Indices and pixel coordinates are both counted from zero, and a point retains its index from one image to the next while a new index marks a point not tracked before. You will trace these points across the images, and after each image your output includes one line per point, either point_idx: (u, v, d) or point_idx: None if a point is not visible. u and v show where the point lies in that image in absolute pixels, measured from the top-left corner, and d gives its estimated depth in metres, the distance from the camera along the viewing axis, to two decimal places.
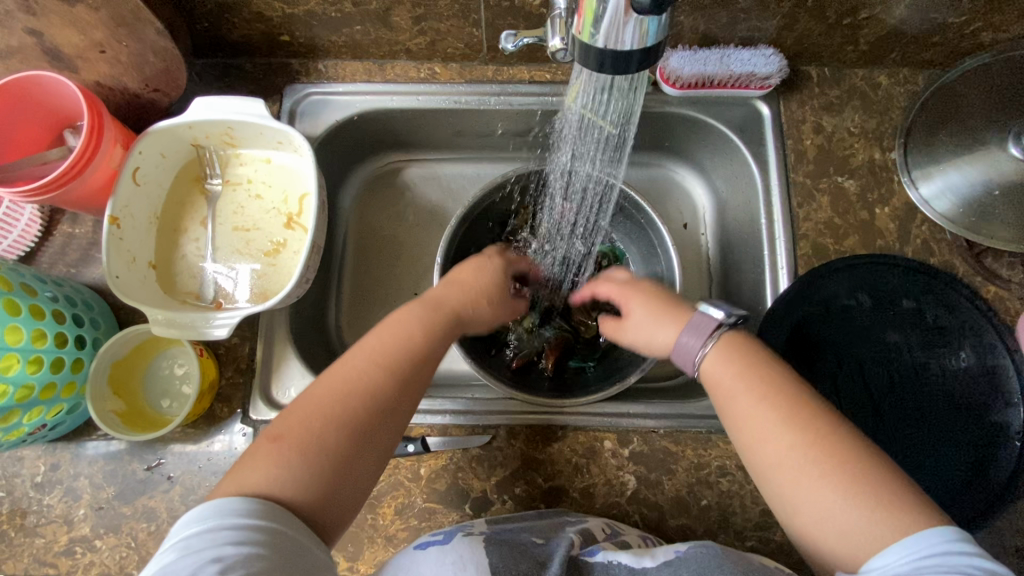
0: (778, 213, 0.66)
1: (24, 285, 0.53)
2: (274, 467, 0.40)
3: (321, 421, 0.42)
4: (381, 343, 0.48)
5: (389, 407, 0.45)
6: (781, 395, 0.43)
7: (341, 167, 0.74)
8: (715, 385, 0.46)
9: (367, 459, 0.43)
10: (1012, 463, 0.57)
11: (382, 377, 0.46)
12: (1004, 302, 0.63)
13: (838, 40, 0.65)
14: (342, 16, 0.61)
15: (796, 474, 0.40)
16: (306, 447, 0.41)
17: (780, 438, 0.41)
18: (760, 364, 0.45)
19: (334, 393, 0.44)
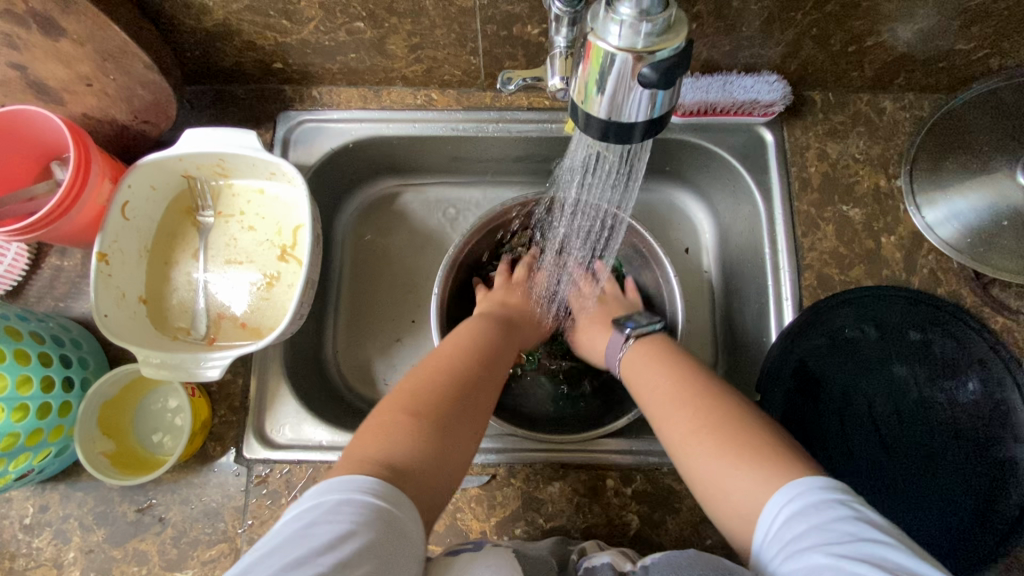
0: (783, 242, 0.65)
1: (9, 329, 0.52)
2: (388, 435, 0.45)
3: (421, 400, 0.49)
4: (461, 345, 0.56)
5: (472, 392, 0.51)
6: (685, 380, 0.52)
7: (336, 194, 0.73)
8: (633, 376, 0.57)
9: (460, 435, 0.48)
10: (1021, 502, 0.56)
11: (466, 370, 0.53)
12: (1013, 333, 0.62)
13: (843, 67, 0.63)
14: (336, 44, 0.60)
15: (696, 441, 0.47)
16: (425, 417, 0.47)
17: (680, 414, 0.49)
18: (672, 357, 0.55)
19: (428, 379, 0.51)
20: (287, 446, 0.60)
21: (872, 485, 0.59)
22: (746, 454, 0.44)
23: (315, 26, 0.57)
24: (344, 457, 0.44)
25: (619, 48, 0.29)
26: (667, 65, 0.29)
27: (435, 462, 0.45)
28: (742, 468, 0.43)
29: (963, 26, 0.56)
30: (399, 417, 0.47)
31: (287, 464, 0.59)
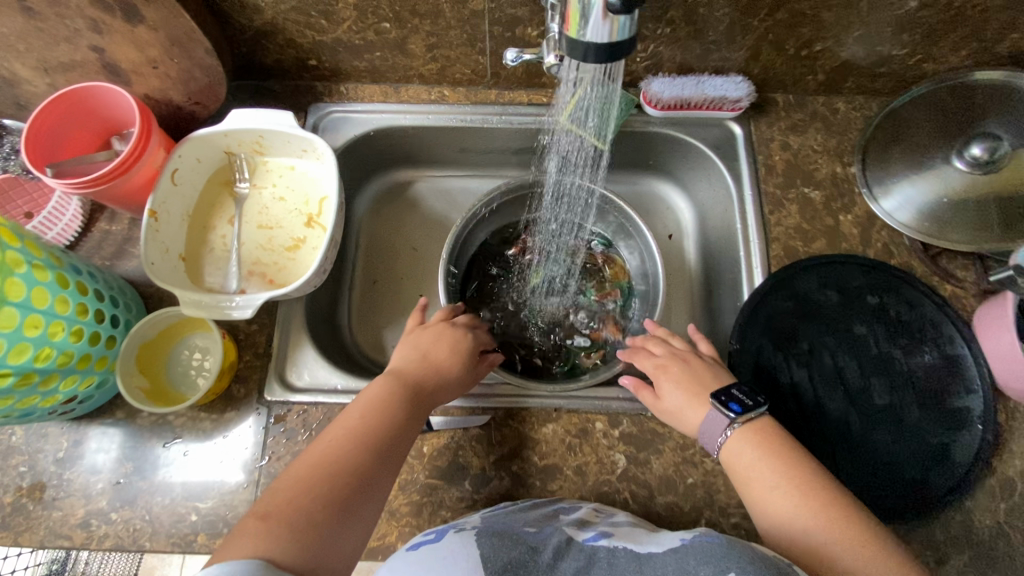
0: (752, 219, 0.73)
1: (58, 257, 0.55)
2: (269, 541, 0.43)
3: (311, 497, 0.47)
4: (351, 430, 0.53)
5: (358, 466, 0.50)
6: (799, 474, 0.52)
7: (357, 179, 0.82)
8: (743, 469, 0.54)
9: (342, 524, 0.47)
10: (974, 444, 0.63)
11: (351, 450, 0.52)
12: (959, 298, 0.69)
13: (799, 70, 0.73)
14: (365, 43, 0.70)
15: (811, 513, 0.50)
16: (287, 517, 0.45)
17: (804, 518, 0.49)
18: (781, 449, 0.54)
19: (314, 467, 0.49)
20: (305, 389, 0.65)
21: (840, 432, 0.64)
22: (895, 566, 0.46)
23: (348, 25, 0.67)
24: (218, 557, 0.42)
25: None
26: None
27: (305, 563, 0.43)
28: (888, 568, 0.46)
29: (894, 31, 0.66)
30: (253, 518, 0.45)
31: (304, 405, 0.65)
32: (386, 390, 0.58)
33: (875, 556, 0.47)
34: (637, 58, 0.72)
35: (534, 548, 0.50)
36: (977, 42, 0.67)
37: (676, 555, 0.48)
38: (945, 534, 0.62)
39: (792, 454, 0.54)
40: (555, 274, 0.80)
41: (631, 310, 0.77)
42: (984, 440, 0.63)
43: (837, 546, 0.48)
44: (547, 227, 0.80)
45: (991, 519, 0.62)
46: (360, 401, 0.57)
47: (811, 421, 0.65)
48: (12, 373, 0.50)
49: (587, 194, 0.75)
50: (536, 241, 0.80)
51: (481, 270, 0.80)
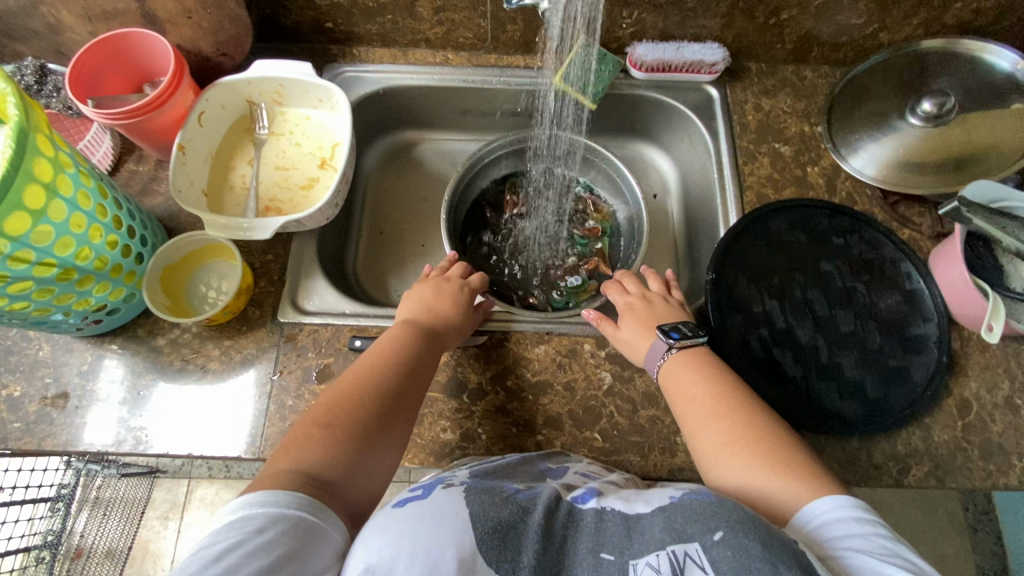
0: (727, 171, 0.80)
1: (97, 171, 0.60)
2: (313, 451, 0.49)
3: (350, 417, 0.53)
4: (372, 367, 0.58)
5: (388, 393, 0.56)
6: (724, 392, 0.57)
7: (366, 137, 0.89)
8: (676, 384, 0.60)
9: (379, 441, 0.53)
10: (931, 365, 0.69)
11: (380, 379, 0.57)
12: (916, 240, 0.76)
13: (768, 39, 0.82)
14: (378, 6, 0.78)
15: (718, 420, 0.55)
16: (337, 432, 0.51)
17: (716, 424, 0.55)
18: (714, 370, 0.59)
19: (340, 396, 0.55)
20: (316, 311, 0.71)
21: (809, 356, 0.70)
22: (781, 470, 0.50)
23: None
24: (265, 470, 0.47)
25: None
26: None
27: (350, 472, 0.49)
28: (774, 475, 0.49)
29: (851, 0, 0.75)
30: (305, 430, 0.51)
31: (315, 326, 0.70)
32: (404, 333, 0.63)
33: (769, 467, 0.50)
34: (623, 24, 0.79)
35: (525, 507, 0.47)
36: (925, 10, 0.76)
37: (664, 513, 0.46)
38: (906, 447, 0.66)
39: (726, 376, 0.59)
40: (548, 222, 0.87)
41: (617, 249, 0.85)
42: (940, 362, 0.69)
43: (731, 447, 0.52)
44: (536, 179, 0.87)
45: (950, 435, 0.67)
46: (382, 341, 0.62)
47: (782, 345, 0.71)
48: (57, 264, 0.54)
49: (571, 146, 0.84)
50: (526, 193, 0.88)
51: (479, 221, 0.86)
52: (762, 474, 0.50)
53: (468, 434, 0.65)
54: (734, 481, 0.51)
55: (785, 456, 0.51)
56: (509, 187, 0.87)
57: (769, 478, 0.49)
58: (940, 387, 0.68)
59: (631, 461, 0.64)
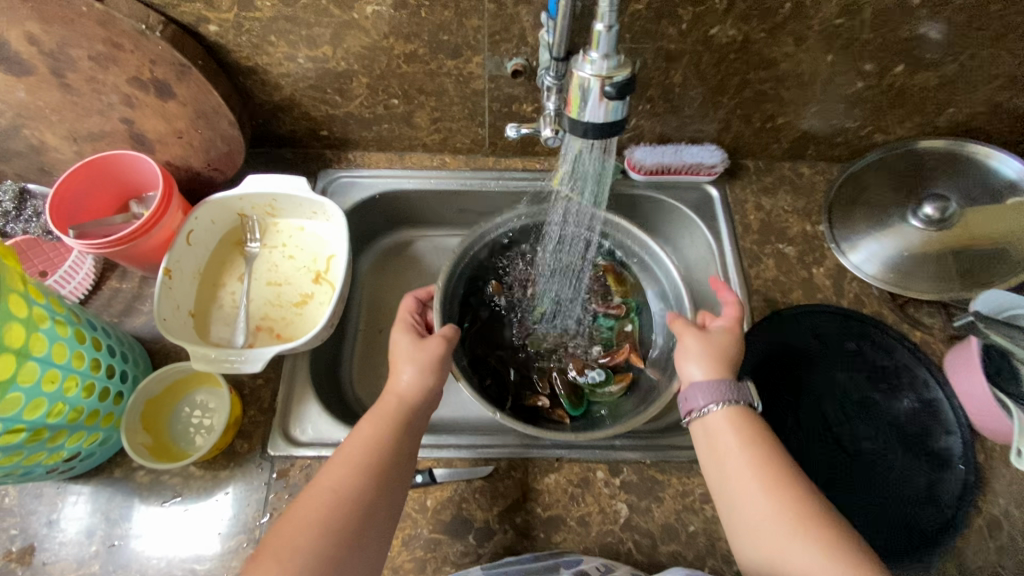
0: (733, 274, 0.78)
1: (75, 312, 0.57)
2: (289, 554, 0.48)
3: (327, 510, 0.51)
4: (353, 449, 0.56)
5: (376, 474, 0.54)
6: (764, 454, 0.53)
7: (360, 238, 0.86)
8: (713, 439, 0.56)
9: (367, 532, 0.52)
10: (958, 485, 0.66)
11: (365, 459, 0.55)
12: (929, 344, 0.74)
13: (765, 140, 0.82)
14: (374, 116, 0.77)
15: (759, 485, 0.52)
16: (314, 527, 0.50)
17: (752, 490, 0.52)
18: (752, 426, 0.55)
19: (324, 485, 0.53)
20: (309, 443, 0.66)
21: (832, 477, 0.67)
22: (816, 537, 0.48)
23: (360, 101, 0.74)
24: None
25: (593, 77, 0.40)
26: (623, 85, 0.40)
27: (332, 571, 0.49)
28: (811, 546, 0.47)
29: (846, 108, 0.75)
30: (286, 528, 0.50)
31: (308, 460, 0.65)
32: (387, 407, 0.60)
33: (807, 536, 0.48)
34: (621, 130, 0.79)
35: None
36: (919, 115, 0.76)
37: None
38: None
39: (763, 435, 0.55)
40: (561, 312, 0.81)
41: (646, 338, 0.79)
42: (967, 482, 0.66)
43: (772, 516, 0.50)
44: (548, 260, 0.81)
45: (984, 560, 0.64)
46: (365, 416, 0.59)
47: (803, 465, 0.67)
48: (26, 428, 0.50)
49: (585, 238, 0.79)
50: (539, 275, 0.81)
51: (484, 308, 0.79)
52: (792, 548, 0.48)
53: None
54: (766, 548, 0.50)
55: (819, 527, 0.48)
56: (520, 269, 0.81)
57: (804, 549, 0.47)
58: (970, 509, 0.65)
59: None
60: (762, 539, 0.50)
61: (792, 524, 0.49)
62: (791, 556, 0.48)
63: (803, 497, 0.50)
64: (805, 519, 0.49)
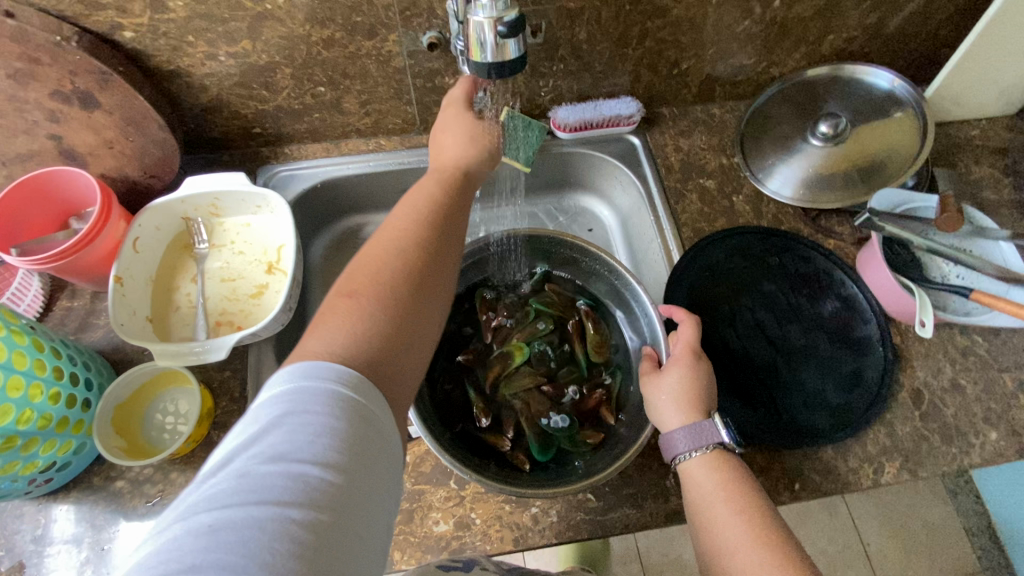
0: (662, 211, 0.85)
1: (31, 323, 0.58)
2: (350, 318, 0.47)
3: (381, 275, 0.51)
4: (405, 217, 0.57)
5: (420, 237, 0.56)
6: (753, 511, 0.52)
7: (309, 229, 0.89)
8: (698, 495, 0.55)
9: (428, 296, 0.53)
10: (880, 365, 0.73)
11: (404, 241, 0.55)
12: (841, 248, 0.82)
13: (674, 86, 0.88)
14: (303, 107, 0.79)
15: (750, 544, 0.49)
16: (373, 296, 0.50)
17: (741, 548, 0.49)
18: (738, 480, 0.54)
19: (368, 258, 0.53)
20: None
21: (773, 376, 0.73)
22: None
23: (287, 93, 0.76)
24: (300, 348, 0.45)
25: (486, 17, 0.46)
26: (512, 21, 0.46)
27: (391, 339, 0.48)
28: None
29: (738, 46, 0.83)
30: (340, 300, 0.49)
31: None
32: (428, 196, 0.60)
33: None
34: (541, 92, 0.84)
35: None
36: (804, 45, 0.84)
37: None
38: (876, 446, 0.70)
39: (752, 493, 0.53)
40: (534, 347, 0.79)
41: (621, 384, 0.76)
42: (888, 361, 0.73)
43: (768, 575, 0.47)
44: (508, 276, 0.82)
45: (911, 427, 0.71)
46: (401, 208, 0.59)
47: (746, 370, 0.74)
48: None
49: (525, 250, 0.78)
50: (508, 307, 0.82)
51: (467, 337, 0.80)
52: None
53: (462, 522, 0.63)
54: None
55: None
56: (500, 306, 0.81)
57: None
58: (893, 384, 0.72)
59: (627, 515, 0.65)
60: None
61: None
62: None
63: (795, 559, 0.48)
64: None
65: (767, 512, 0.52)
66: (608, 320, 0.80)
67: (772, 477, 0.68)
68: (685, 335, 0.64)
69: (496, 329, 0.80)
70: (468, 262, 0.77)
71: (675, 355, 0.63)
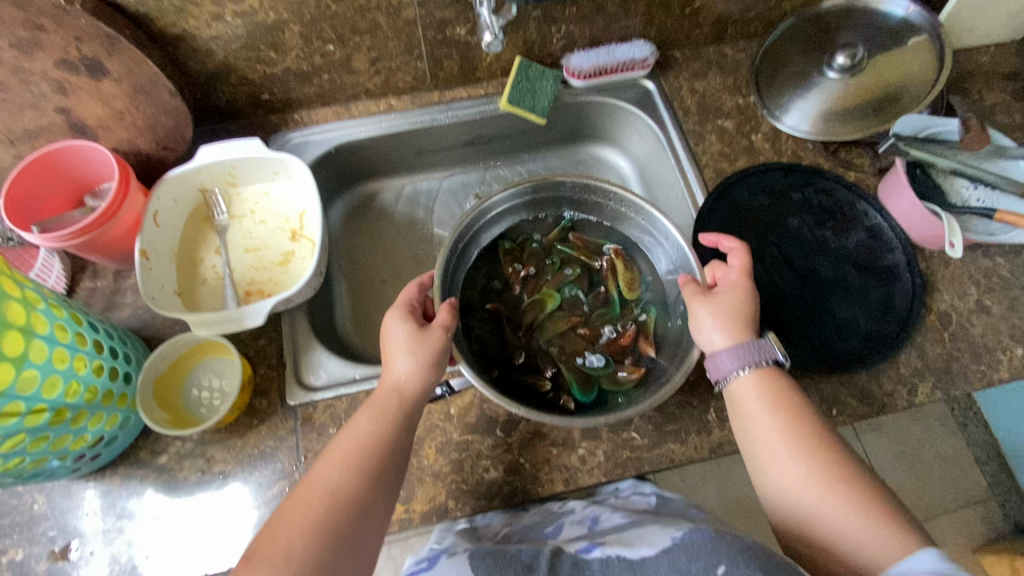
0: (682, 153, 0.84)
1: (65, 298, 0.57)
2: (282, 557, 0.48)
3: (313, 531, 0.50)
4: (342, 464, 0.54)
5: (327, 484, 0.53)
6: (799, 422, 0.55)
7: (325, 196, 0.87)
8: (744, 409, 0.58)
9: (365, 529, 0.52)
10: (908, 290, 0.74)
11: (359, 486, 0.53)
12: (863, 179, 0.82)
13: (687, 26, 0.87)
14: (312, 68, 0.77)
15: (800, 455, 0.54)
16: (296, 557, 0.48)
17: (791, 459, 0.54)
18: (783, 394, 0.57)
19: (318, 503, 0.51)
20: (326, 386, 0.68)
21: (804, 308, 0.74)
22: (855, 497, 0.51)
23: (296, 53, 0.74)
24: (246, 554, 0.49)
25: None
26: None
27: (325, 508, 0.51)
28: (849, 505, 0.51)
29: None
30: (274, 558, 0.48)
31: (329, 400, 0.67)
32: (363, 435, 0.56)
33: (845, 497, 0.51)
34: (553, 39, 0.82)
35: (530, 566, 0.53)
36: None
37: (669, 555, 0.48)
38: (908, 369, 0.71)
39: (797, 403, 0.57)
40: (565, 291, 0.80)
41: (657, 318, 0.76)
42: (915, 286, 0.74)
43: (816, 483, 0.52)
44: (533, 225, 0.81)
45: (940, 348, 0.73)
46: (341, 438, 0.57)
47: (777, 304, 0.74)
48: (47, 407, 0.51)
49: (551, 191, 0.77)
50: (536, 256, 0.82)
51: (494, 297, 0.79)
52: (832, 514, 0.51)
53: (512, 467, 0.64)
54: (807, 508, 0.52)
55: (856, 487, 0.51)
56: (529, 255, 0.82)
57: (842, 509, 0.51)
58: (922, 308, 0.73)
59: (674, 449, 0.66)
60: (801, 502, 0.52)
61: (833, 487, 0.52)
62: (829, 514, 0.51)
63: (840, 461, 0.53)
64: (841, 482, 0.52)
65: (810, 418, 0.56)
66: (635, 260, 0.79)
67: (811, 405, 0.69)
68: (738, 260, 0.64)
69: (525, 279, 0.81)
70: (494, 210, 0.76)
71: (731, 279, 0.63)
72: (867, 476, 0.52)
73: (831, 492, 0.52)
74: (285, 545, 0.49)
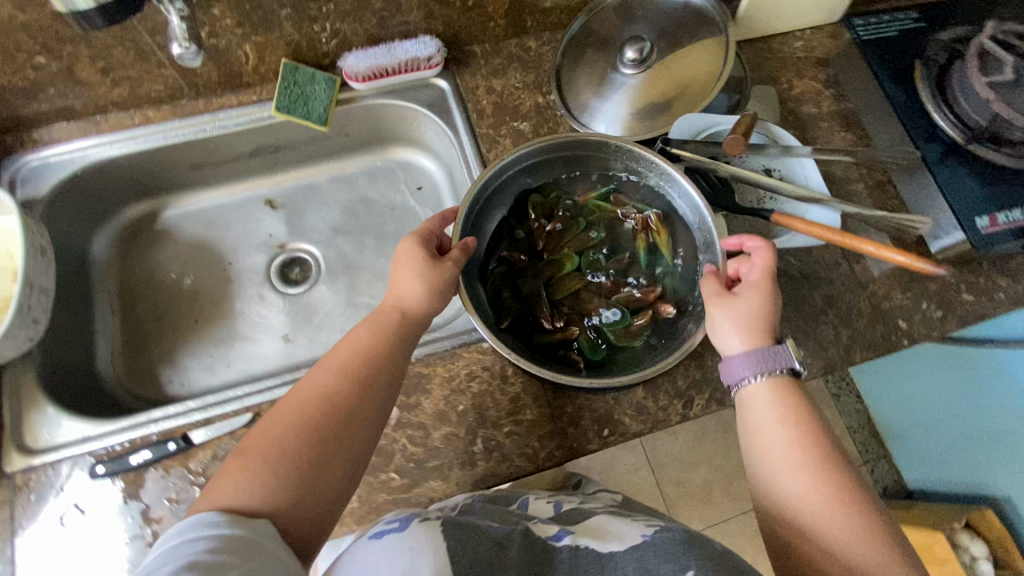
0: (473, 159, 0.79)
1: None
2: (238, 480, 0.46)
3: (277, 448, 0.48)
4: (326, 375, 0.54)
5: (315, 407, 0.51)
6: (803, 438, 0.51)
7: (86, 222, 0.78)
8: (754, 419, 0.53)
9: (326, 469, 0.49)
10: None
11: (323, 414, 0.51)
12: None
13: (478, 20, 0.79)
14: (30, 82, 0.67)
15: (802, 474, 0.49)
16: (262, 460, 0.47)
17: (794, 479, 0.49)
18: (801, 406, 0.52)
19: (293, 427, 0.50)
20: (49, 448, 0.62)
21: None
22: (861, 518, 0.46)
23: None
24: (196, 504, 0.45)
25: None
26: None
27: (273, 480, 0.46)
28: (852, 528, 0.46)
29: None
30: (243, 467, 0.47)
31: (53, 464, 0.61)
32: (330, 380, 0.53)
33: (853, 521, 0.46)
34: (322, 39, 0.74)
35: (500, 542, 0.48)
36: None
37: (638, 552, 0.45)
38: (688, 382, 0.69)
39: (806, 415, 0.52)
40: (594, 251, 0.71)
41: (678, 287, 0.67)
42: None
43: (821, 503, 0.47)
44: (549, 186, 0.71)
45: None
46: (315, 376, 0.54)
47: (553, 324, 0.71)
48: None
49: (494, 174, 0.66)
50: (566, 208, 0.72)
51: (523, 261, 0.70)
52: (836, 538, 0.46)
53: None
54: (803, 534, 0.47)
55: (862, 510, 0.47)
56: (558, 213, 0.71)
57: (851, 529, 0.46)
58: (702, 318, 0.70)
59: (433, 488, 0.62)
60: (805, 524, 0.47)
61: (841, 510, 0.47)
62: (839, 536, 0.46)
63: (842, 480, 0.48)
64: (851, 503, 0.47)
65: (821, 436, 0.51)
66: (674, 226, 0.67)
67: (583, 427, 0.66)
68: (762, 259, 0.59)
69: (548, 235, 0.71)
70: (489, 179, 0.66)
71: (754, 279, 0.58)
72: (865, 497, 0.48)
73: (835, 511, 0.47)
74: (265, 450, 0.48)
